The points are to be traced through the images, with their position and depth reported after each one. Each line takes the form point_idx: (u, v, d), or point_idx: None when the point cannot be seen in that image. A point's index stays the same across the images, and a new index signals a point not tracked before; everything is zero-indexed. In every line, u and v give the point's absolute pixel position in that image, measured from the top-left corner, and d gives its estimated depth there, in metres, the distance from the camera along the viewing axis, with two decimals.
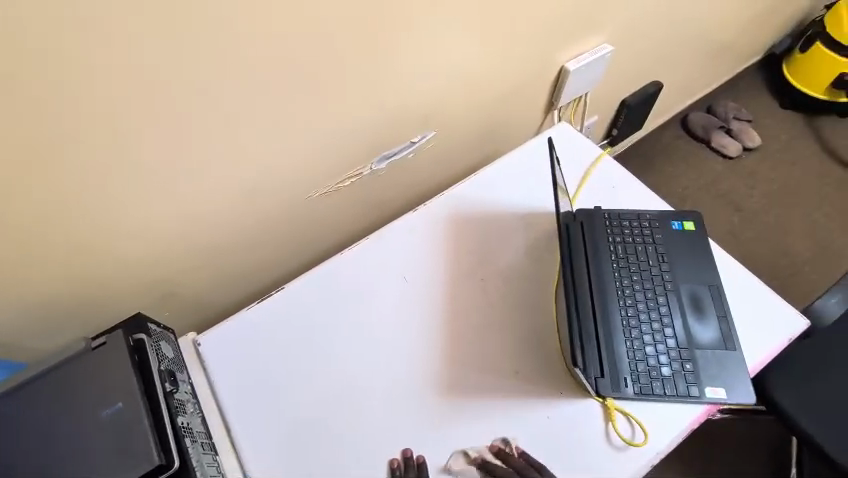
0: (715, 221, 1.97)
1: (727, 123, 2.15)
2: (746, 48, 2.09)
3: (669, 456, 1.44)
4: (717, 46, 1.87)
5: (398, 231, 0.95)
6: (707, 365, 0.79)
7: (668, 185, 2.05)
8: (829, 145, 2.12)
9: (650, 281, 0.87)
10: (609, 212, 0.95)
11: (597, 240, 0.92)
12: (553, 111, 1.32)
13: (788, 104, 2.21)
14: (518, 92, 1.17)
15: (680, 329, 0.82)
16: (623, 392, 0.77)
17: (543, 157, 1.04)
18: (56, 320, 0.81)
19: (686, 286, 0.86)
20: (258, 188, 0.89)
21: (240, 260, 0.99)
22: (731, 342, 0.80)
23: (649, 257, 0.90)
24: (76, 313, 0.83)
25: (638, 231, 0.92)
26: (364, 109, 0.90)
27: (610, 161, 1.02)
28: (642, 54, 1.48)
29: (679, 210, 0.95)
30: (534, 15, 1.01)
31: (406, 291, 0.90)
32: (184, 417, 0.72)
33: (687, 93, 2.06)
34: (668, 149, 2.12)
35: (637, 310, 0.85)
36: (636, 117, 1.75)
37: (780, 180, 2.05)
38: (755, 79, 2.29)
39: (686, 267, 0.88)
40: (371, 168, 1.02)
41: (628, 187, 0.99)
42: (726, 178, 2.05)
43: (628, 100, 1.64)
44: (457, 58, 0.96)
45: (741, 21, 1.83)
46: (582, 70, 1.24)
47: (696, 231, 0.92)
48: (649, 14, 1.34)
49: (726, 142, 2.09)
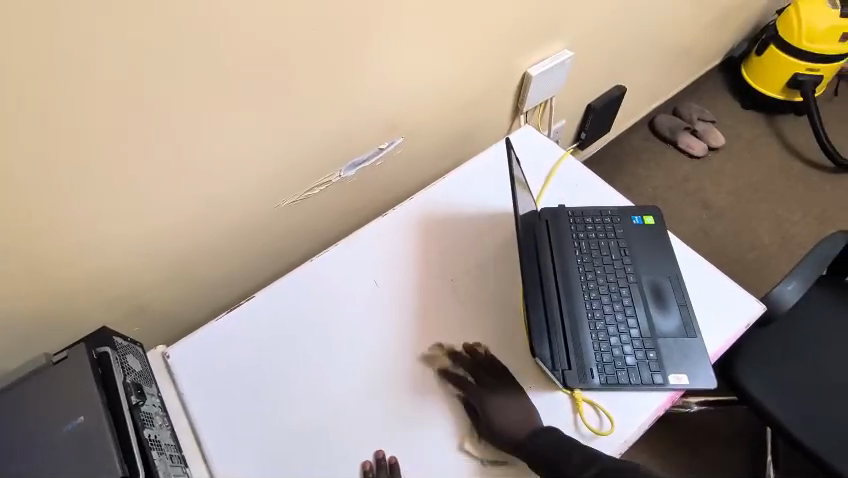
0: (684, 219, 2.03)
1: (693, 124, 2.22)
2: (704, 52, 2.18)
3: (650, 451, 1.46)
4: (676, 51, 1.95)
5: (368, 236, 0.97)
6: (669, 353, 0.81)
7: (638, 185, 2.10)
8: (789, 142, 2.21)
9: (613, 275, 0.90)
10: (572, 209, 0.98)
11: (561, 237, 0.95)
12: (520, 116, 1.36)
13: (749, 105, 2.30)
14: (484, 98, 1.20)
15: (643, 319, 0.85)
16: (590, 383, 0.79)
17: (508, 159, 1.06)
18: (19, 337, 0.81)
19: (647, 278, 0.89)
20: (225, 197, 0.90)
21: (211, 271, 0.99)
22: (691, 330, 0.83)
23: (612, 251, 0.92)
24: (40, 328, 0.82)
25: (600, 227, 0.95)
26: (329, 117, 0.92)
27: (573, 160, 1.05)
28: (604, 59, 1.54)
29: (639, 206, 0.98)
30: (493, 23, 1.05)
31: (377, 294, 0.91)
32: (151, 430, 0.71)
33: (652, 96, 2.14)
34: (637, 151, 2.19)
35: (602, 303, 0.87)
36: (603, 121, 1.80)
37: (744, 177, 2.13)
38: (716, 81, 2.39)
39: (647, 259, 0.91)
40: (340, 176, 1.04)
41: (590, 185, 1.02)
42: (693, 177, 2.12)
43: (593, 105, 1.69)
44: (419, 65, 0.98)
45: (697, 26, 1.91)
46: (545, 75, 1.28)
47: (656, 224, 0.95)
48: (607, 21, 1.39)
49: (691, 142, 2.16)
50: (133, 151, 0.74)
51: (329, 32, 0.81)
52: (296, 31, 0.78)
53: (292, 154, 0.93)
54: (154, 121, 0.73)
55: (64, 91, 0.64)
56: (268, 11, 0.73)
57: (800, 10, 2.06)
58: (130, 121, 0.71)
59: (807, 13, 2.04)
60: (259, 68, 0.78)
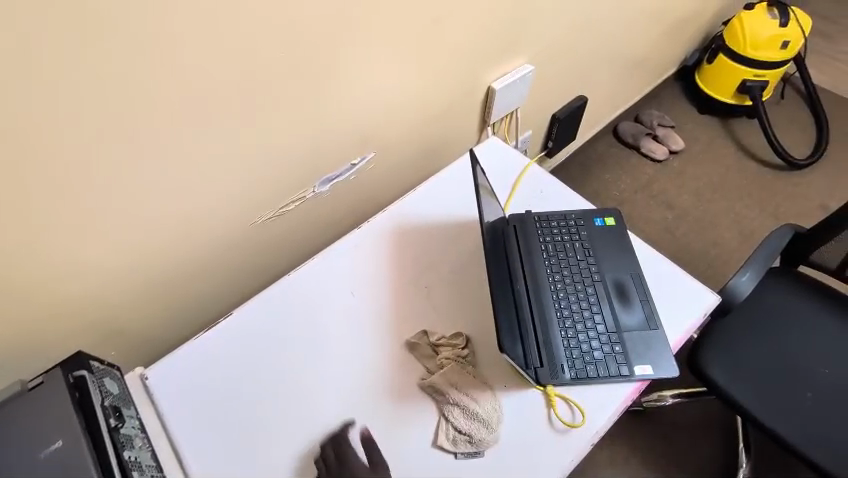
0: (651, 220, 2.12)
1: (653, 129, 2.33)
2: (660, 62, 2.31)
3: (631, 446, 1.50)
4: (633, 62, 2.06)
5: (343, 249, 0.99)
6: (633, 346, 0.86)
7: (607, 190, 2.19)
8: (742, 143, 2.34)
9: (579, 275, 0.95)
10: (538, 214, 1.03)
11: (530, 241, 0.99)
12: (487, 128, 1.41)
13: (704, 110, 2.44)
14: (451, 111, 1.25)
15: (608, 315, 0.90)
16: (561, 379, 0.83)
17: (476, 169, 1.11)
18: None
19: (611, 276, 0.94)
20: (200, 216, 0.92)
21: (188, 290, 0.99)
22: (653, 322, 0.88)
23: (577, 252, 0.97)
24: (13, 355, 0.82)
25: (565, 230, 1.00)
26: (301, 135, 0.96)
27: (537, 168, 1.10)
28: (565, 71, 1.62)
29: (600, 208, 1.04)
30: (455, 42, 1.11)
31: (354, 304, 0.94)
32: (131, 451, 0.71)
33: (613, 105, 2.24)
34: (603, 157, 2.28)
35: (569, 302, 0.91)
36: (568, 130, 1.88)
37: (704, 178, 2.24)
38: (673, 89, 2.52)
39: (610, 258, 0.97)
40: (313, 192, 1.07)
41: (554, 191, 1.08)
42: (656, 180, 2.22)
43: (558, 115, 1.77)
44: (386, 83, 1.03)
45: (650, 38, 2.03)
46: (508, 88, 1.34)
47: (616, 225, 1.01)
48: (564, 36, 1.47)
49: (653, 147, 2.27)
50: (106, 175, 0.76)
51: (296, 54, 0.85)
52: (264, 53, 0.81)
53: (265, 172, 0.95)
54: (127, 145, 0.75)
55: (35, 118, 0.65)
56: (237, 36, 0.76)
57: (744, 21, 2.20)
58: (101, 145, 0.73)
59: (750, 23, 2.19)
60: (230, 90, 0.81)
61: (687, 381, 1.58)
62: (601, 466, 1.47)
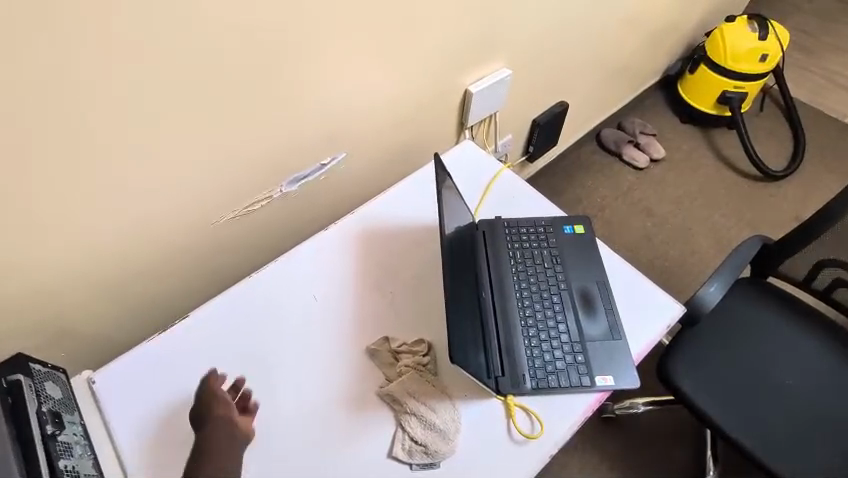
0: (631, 227, 2.13)
1: (635, 137, 2.34)
2: (642, 71, 2.32)
3: (604, 452, 1.50)
4: (614, 69, 2.07)
5: (308, 251, 0.97)
6: (595, 355, 0.85)
7: (587, 196, 2.19)
8: (722, 153, 2.36)
9: (545, 283, 0.94)
10: (508, 220, 1.01)
11: (498, 247, 0.98)
12: (464, 130, 1.40)
13: (685, 119, 2.46)
14: (427, 113, 1.23)
15: (573, 324, 0.89)
16: (522, 389, 0.82)
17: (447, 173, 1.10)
18: None
19: (577, 285, 0.93)
20: (158, 214, 0.88)
21: (146, 290, 0.96)
22: (616, 332, 0.87)
23: (544, 259, 0.96)
24: None
25: (534, 236, 0.99)
26: (267, 134, 0.93)
27: (509, 173, 1.09)
28: (544, 75, 1.61)
29: (570, 216, 1.03)
30: (430, 43, 1.09)
31: (316, 308, 0.91)
32: (69, 460, 0.68)
33: (596, 111, 2.25)
34: (585, 163, 2.28)
35: (534, 310, 0.90)
36: (549, 135, 1.88)
37: (683, 186, 2.25)
38: (656, 97, 2.54)
39: (577, 266, 0.96)
40: (281, 191, 1.04)
41: (525, 197, 1.06)
42: (637, 187, 2.23)
43: (538, 119, 1.77)
44: (357, 83, 1.01)
45: (632, 46, 2.03)
46: (485, 91, 1.33)
47: (585, 233, 1.00)
48: (544, 40, 1.47)
49: (635, 154, 2.28)
50: (50, 169, 0.72)
51: (258, 49, 0.81)
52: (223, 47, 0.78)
53: (227, 169, 0.92)
54: (73, 138, 0.72)
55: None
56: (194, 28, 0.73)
57: (725, 33, 2.23)
58: (44, 138, 0.69)
59: (731, 35, 2.22)
60: (186, 85, 0.77)
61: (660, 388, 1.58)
62: (572, 473, 1.46)
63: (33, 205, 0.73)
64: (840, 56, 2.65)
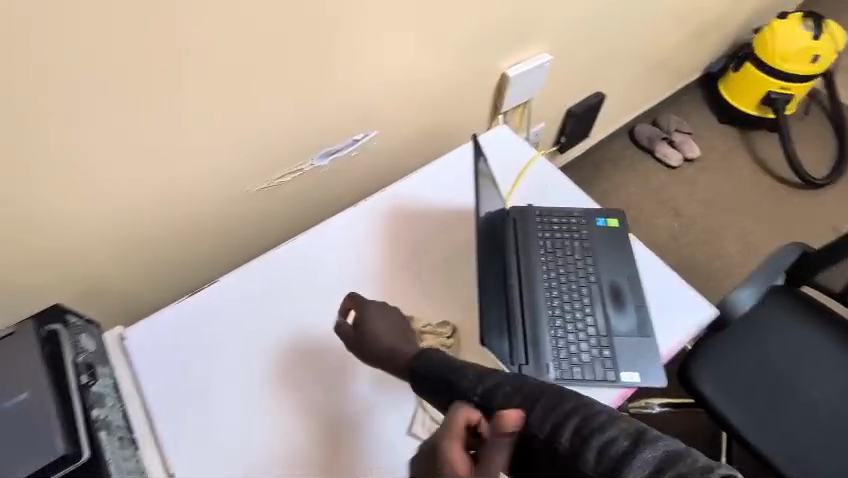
0: (658, 226, 2.08)
1: (670, 134, 2.27)
2: (684, 66, 2.24)
3: None
4: (655, 61, 2.00)
5: (336, 226, 0.97)
6: (621, 351, 0.84)
7: (615, 191, 2.15)
8: (759, 157, 2.28)
9: (575, 275, 0.92)
10: (540, 209, 0.99)
11: (528, 235, 0.96)
12: (498, 116, 1.37)
13: (724, 119, 2.37)
14: (462, 95, 1.21)
15: (600, 318, 0.87)
16: (545, 378, 0.81)
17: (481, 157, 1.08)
18: None
19: (608, 279, 0.91)
20: (192, 177, 0.89)
21: (176, 252, 0.98)
22: (645, 329, 0.86)
23: (575, 251, 0.95)
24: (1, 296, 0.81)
25: (565, 227, 0.97)
26: (302, 106, 0.93)
27: (543, 161, 1.07)
28: (582, 64, 1.56)
29: (603, 208, 1.00)
30: (471, 23, 1.07)
31: (341, 284, 0.92)
32: (101, 410, 0.70)
33: (632, 105, 2.18)
34: (616, 158, 2.23)
35: (561, 301, 0.89)
36: (582, 125, 1.84)
37: (716, 188, 2.18)
38: (695, 94, 2.45)
39: (608, 259, 0.94)
40: (313, 164, 1.04)
41: (558, 186, 1.04)
42: (667, 186, 2.17)
43: (573, 109, 1.73)
44: (395, 59, 0.99)
45: (675, 38, 1.96)
46: (523, 77, 1.30)
47: (619, 227, 0.98)
48: (587, 27, 1.42)
49: (668, 152, 2.21)
50: (93, 121, 0.73)
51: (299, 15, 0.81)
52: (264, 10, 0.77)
53: (261, 138, 0.92)
54: (116, 93, 0.72)
55: (12, 53, 0.63)
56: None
57: (775, 31, 2.13)
58: (89, 90, 0.70)
59: (781, 33, 2.12)
60: (226, 46, 0.77)
61: (678, 391, 1.56)
62: None
63: (75, 156, 0.75)
64: None
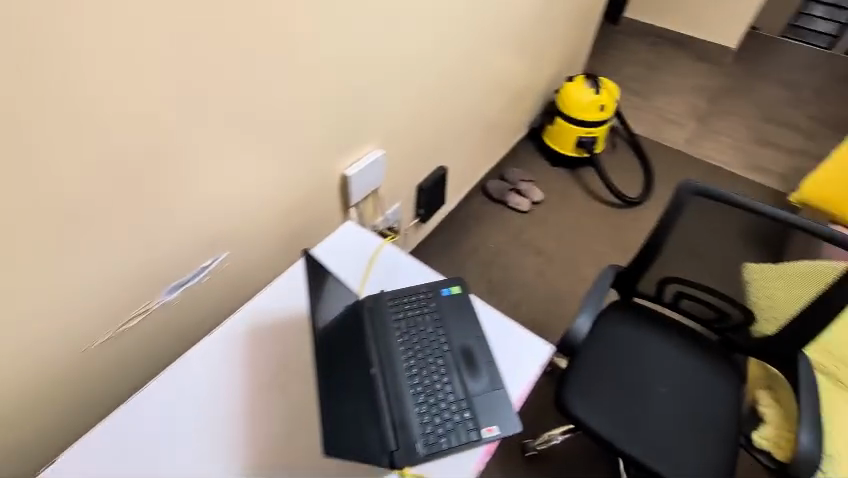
0: (525, 266, 2.37)
1: (516, 185, 2.67)
2: (512, 127, 2.64)
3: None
4: (487, 129, 2.36)
5: (194, 359, 0.98)
6: (481, 408, 0.93)
7: (482, 244, 2.44)
8: (590, 189, 2.73)
9: (430, 347, 1.01)
10: (390, 295, 1.09)
11: (384, 322, 1.05)
12: (349, 209, 1.52)
13: (555, 164, 2.84)
14: (311, 201, 1.34)
15: (458, 383, 0.96)
16: (417, 457, 0.87)
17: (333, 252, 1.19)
18: None
19: (459, 344, 1.02)
20: (29, 349, 0.85)
21: (15, 433, 0.90)
22: (497, 382, 0.96)
23: (428, 325, 1.04)
24: None
25: (416, 305, 1.07)
26: (143, 255, 0.95)
27: (390, 247, 1.20)
28: (420, 147, 1.82)
29: (447, 278, 1.13)
30: (302, 140, 1.18)
31: (204, 419, 0.92)
32: None
33: (479, 168, 2.51)
34: (477, 214, 2.54)
35: (421, 376, 0.96)
36: (435, 197, 2.08)
37: (563, 222, 2.56)
38: (528, 148, 2.93)
39: (457, 325, 1.05)
40: (161, 300, 1.04)
41: (406, 267, 1.17)
42: (523, 229, 2.51)
43: (422, 186, 1.96)
44: (233, 189, 1.06)
45: (497, 109, 2.35)
46: (361, 171, 1.45)
47: (461, 293, 1.10)
48: (419, 117, 1.69)
49: (517, 200, 2.58)
50: None
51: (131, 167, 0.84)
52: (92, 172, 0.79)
53: (102, 296, 0.92)
54: None
55: None
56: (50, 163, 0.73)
57: (568, 90, 2.68)
58: None
59: (572, 91, 2.67)
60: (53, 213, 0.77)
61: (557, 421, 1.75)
62: None
63: None
64: (662, 98, 3.40)
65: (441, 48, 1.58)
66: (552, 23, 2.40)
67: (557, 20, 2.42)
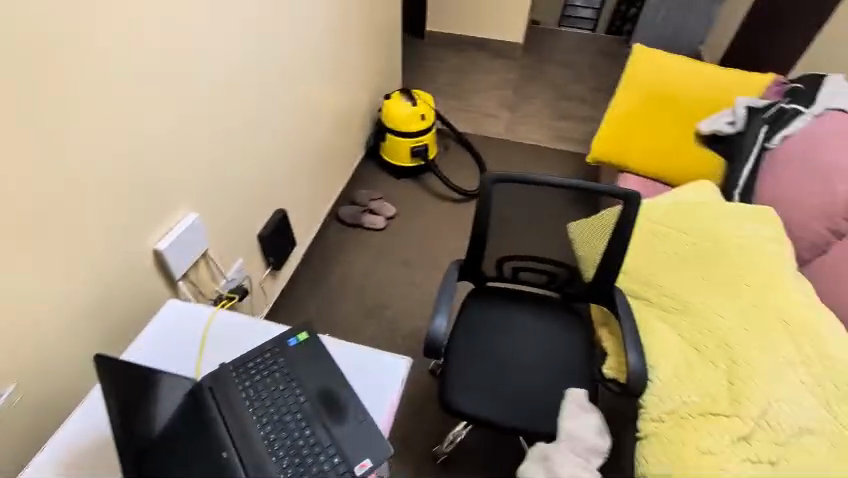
0: (395, 279, 2.43)
1: (368, 205, 2.73)
2: (346, 152, 2.72)
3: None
4: (320, 160, 2.38)
5: None
6: (348, 447, 0.90)
7: (349, 272, 2.45)
8: (436, 191, 2.90)
9: (286, 405, 0.96)
10: (232, 365, 1.01)
11: (230, 397, 0.96)
12: (178, 285, 1.46)
13: (399, 176, 2.96)
14: (126, 284, 1.27)
15: (321, 432, 0.92)
16: None
17: (161, 340, 1.11)
18: None
19: (315, 390, 0.98)
20: None
21: None
22: (360, 415, 0.94)
23: (278, 383, 0.98)
24: None
25: (262, 367, 1.00)
26: None
27: (223, 314, 1.15)
28: (246, 196, 1.75)
29: (292, 327, 1.08)
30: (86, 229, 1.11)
31: None
32: None
33: (324, 199, 2.55)
34: (336, 243, 2.57)
35: (281, 440, 0.91)
36: (280, 241, 2.05)
37: (420, 228, 2.68)
38: (371, 167, 3.03)
39: (310, 371, 1.00)
40: None
41: (246, 328, 1.11)
42: (384, 245, 2.58)
43: (262, 234, 1.93)
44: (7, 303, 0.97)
45: (325, 139, 2.38)
46: (175, 242, 1.40)
47: (309, 337, 1.06)
48: (233, 167, 1.63)
49: (371, 219, 2.64)
50: None
51: None
52: None
53: None
54: None
55: None
56: None
57: (389, 107, 2.83)
58: None
59: (393, 108, 2.82)
60: None
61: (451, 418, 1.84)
62: None
63: None
64: (476, 96, 3.79)
65: (233, 94, 1.54)
66: (356, 50, 2.50)
67: (359, 46, 2.53)
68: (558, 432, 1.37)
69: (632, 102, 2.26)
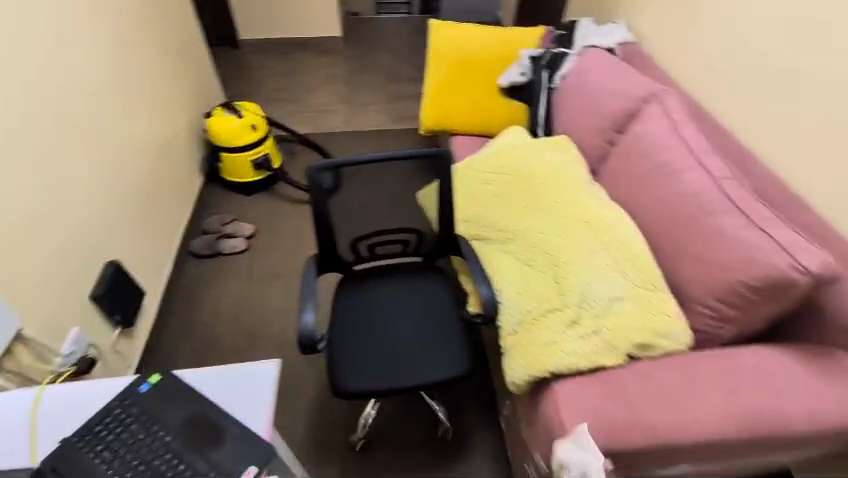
0: (272, 295, 2.34)
1: (221, 230, 2.59)
2: (180, 182, 2.53)
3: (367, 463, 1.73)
4: (148, 197, 2.18)
5: None
6: (230, 466, 0.89)
7: (219, 304, 2.30)
8: (292, 196, 2.83)
9: (150, 452, 0.91)
10: (79, 435, 0.93)
11: (84, 467, 0.89)
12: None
13: (250, 192, 2.83)
14: None
15: (195, 463, 0.89)
16: None
17: None
18: None
19: (179, 426, 0.94)
20: None
21: None
22: (235, 431, 0.93)
23: (137, 434, 0.93)
24: None
25: (115, 425, 0.94)
26: None
27: (52, 389, 1.04)
28: (55, 254, 1.54)
29: (141, 374, 1.02)
30: None
31: None
32: None
33: (168, 238, 2.36)
34: (196, 278, 2.41)
35: None
36: (123, 296, 1.86)
37: (284, 237, 2.60)
38: (217, 191, 2.86)
39: (171, 409, 0.96)
40: None
41: (81, 395, 1.02)
42: (250, 265, 2.47)
43: (95, 293, 1.74)
44: None
45: (147, 173, 2.18)
46: None
47: (162, 377, 1.00)
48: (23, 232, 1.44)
49: (228, 244, 2.51)
50: None
51: None
52: None
53: None
54: None
55: None
56: None
57: (213, 125, 2.67)
58: None
59: (217, 125, 2.67)
60: None
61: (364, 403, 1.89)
62: None
63: None
64: (309, 95, 3.76)
65: None
66: (155, 71, 2.31)
67: (158, 67, 2.34)
68: (443, 376, 1.49)
69: (438, 74, 2.48)
